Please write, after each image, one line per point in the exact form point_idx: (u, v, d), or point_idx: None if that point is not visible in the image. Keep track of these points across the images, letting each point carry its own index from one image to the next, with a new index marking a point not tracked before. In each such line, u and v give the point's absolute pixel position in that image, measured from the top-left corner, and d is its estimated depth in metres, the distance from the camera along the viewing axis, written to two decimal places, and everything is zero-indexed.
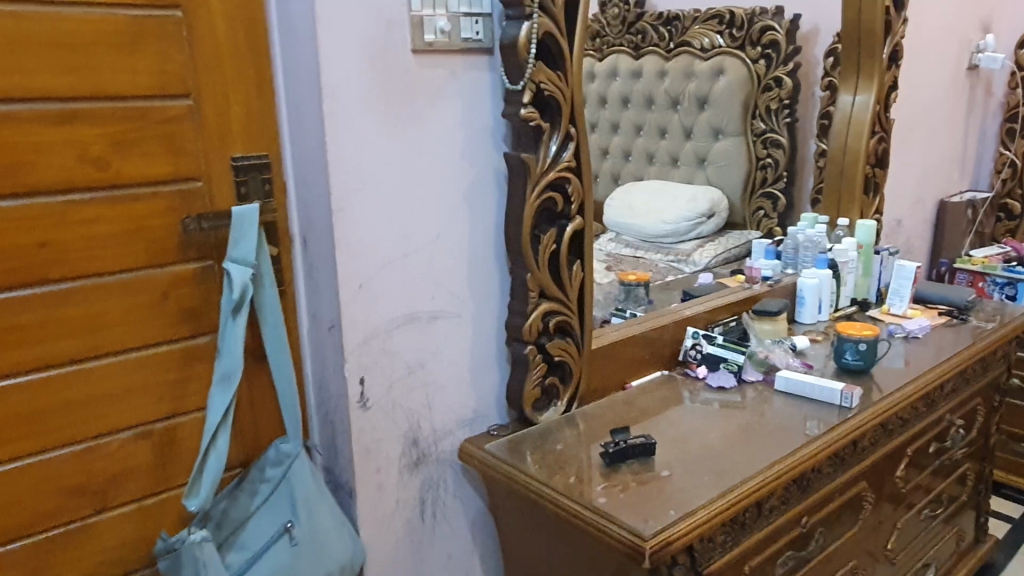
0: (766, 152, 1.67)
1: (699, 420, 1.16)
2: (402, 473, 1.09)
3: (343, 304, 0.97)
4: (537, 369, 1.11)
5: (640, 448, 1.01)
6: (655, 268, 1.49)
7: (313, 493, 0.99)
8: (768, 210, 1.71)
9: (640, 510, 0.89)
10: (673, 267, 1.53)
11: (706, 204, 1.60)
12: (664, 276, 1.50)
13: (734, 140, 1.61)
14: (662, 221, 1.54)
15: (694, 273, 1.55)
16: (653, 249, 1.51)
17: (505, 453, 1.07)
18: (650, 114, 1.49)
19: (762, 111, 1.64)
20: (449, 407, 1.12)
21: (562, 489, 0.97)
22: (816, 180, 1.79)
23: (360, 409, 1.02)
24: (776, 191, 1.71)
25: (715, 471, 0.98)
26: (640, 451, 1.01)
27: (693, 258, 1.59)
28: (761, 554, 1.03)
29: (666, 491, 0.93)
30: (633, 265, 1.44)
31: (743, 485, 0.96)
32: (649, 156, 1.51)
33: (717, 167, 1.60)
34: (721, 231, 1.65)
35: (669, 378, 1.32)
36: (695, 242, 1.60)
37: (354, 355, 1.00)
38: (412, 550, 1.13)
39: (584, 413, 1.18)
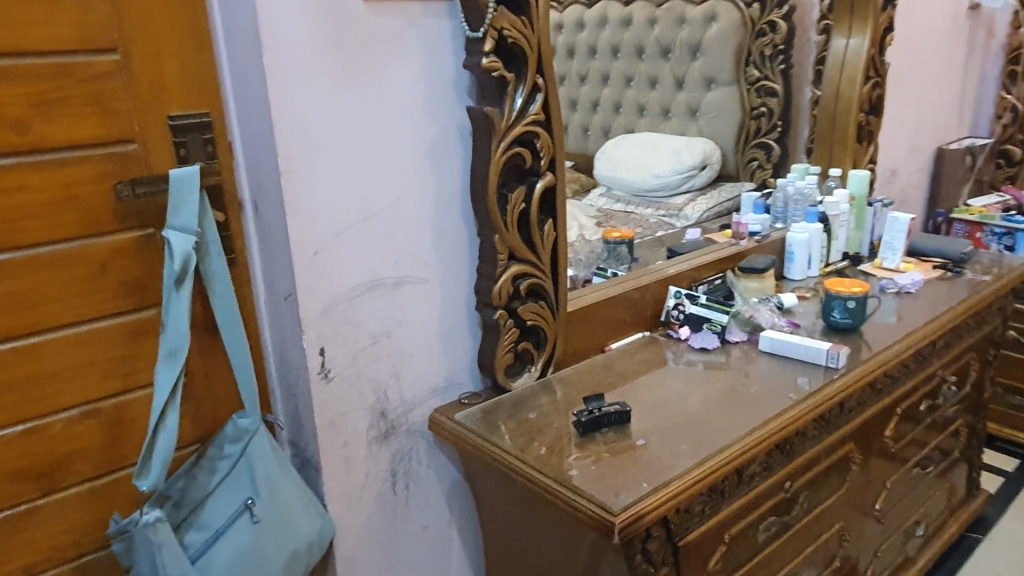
0: (760, 101, 1.62)
1: (680, 384, 1.12)
2: (372, 445, 1.05)
3: (298, 271, 0.92)
4: (509, 334, 1.06)
5: (614, 416, 0.97)
6: (647, 222, 1.46)
7: (274, 469, 0.96)
8: (762, 161, 1.66)
9: (612, 482, 0.85)
10: (664, 221, 1.49)
11: (698, 157, 1.57)
12: (656, 231, 1.46)
13: (727, 89, 1.57)
14: (654, 174, 1.52)
15: (687, 226, 1.52)
16: (644, 203, 1.50)
17: (476, 423, 1.03)
18: (639, 65, 1.50)
19: (756, 58, 1.58)
20: (421, 376, 1.08)
21: (532, 462, 0.92)
22: (810, 130, 1.71)
23: (322, 381, 0.98)
24: (770, 141, 1.66)
25: (694, 439, 0.94)
26: (615, 419, 0.97)
27: (686, 212, 1.55)
28: (743, 522, 1.00)
29: (641, 461, 0.89)
30: (625, 221, 1.43)
31: (722, 452, 0.91)
32: (639, 108, 1.52)
33: (711, 118, 1.58)
34: (713, 184, 1.61)
35: (652, 340, 1.26)
36: (688, 195, 1.57)
37: (314, 326, 0.95)
38: (385, 523, 1.10)
39: (561, 378, 1.14)
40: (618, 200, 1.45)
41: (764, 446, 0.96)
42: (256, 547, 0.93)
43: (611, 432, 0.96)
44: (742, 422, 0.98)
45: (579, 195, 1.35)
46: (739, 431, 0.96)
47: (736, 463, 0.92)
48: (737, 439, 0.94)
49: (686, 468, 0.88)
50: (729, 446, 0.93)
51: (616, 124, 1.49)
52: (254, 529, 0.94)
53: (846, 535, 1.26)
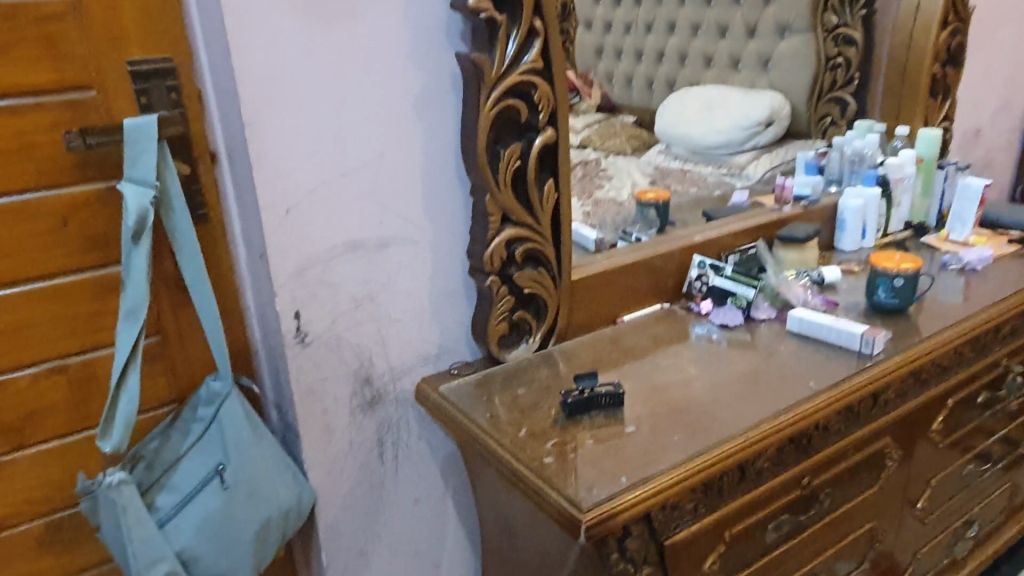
0: (837, 51, 1.45)
1: (692, 364, 1.02)
2: (355, 413, 1.01)
3: (268, 229, 0.86)
4: (504, 302, 0.99)
5: (604, 397, 0.88)
6: (704, 181, 1.39)
7: (245, 435, 0.92)
8: (836, 116, 1.51)
9: (588, 474, 0.78)
10: (723, 179, 1.40)
11: (766, 113, 1.45)
12: (713, 190, 1.37)
13: (802, 38, 1.41)
14: (715, 130, 1.43)
15: (746, 185, 1.41)
16: (704, 161, 1.42)
17: (461, 397, 0.96)
18: (709, 11, 1.39)
19: (836, 2, 1.40)
20: (409, 342, 1.02)
21: (509, 444, 0.85)
22: (887, 84, 1.52)
23: (299, 345, 0.93)
24: (846, 96, 1.50)
25: (691, 429, 0.84)
26: (606, 401, 0.89)
27: (748, 172, 1.43)
28: (748, 522, 0.90)
29: (626, 454, 0.81)
30: (681, 179, 1.36)
31: (719, 447, 0.81)
32: (706, 59, 1.42)
33: (783, 69, 1.44)
34: (781, 143, 1.47)
35: (669, 313, 1.16)
36: (752, 154, 1.46)
37: (286, 288, 0.90)
38: (372, 493, 1.06)
39: (562, 351, 1.05)
40: (677, 158, 1.38)
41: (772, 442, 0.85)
42: (225, 513, 0.91)
43: (601, 416, 0.88)
44: (750, 412, 0.88)
45: (640, 151, 1.35)
46: (745, 423, 0.85)
47: (736, 461, 0.82)
48: (740, 433, 0.84)
49: (672, 464, 0.79)
50: (727, 440, 0.82)
51: (681, 77, 1.40)
52: (223, 495, 0.91)
53: (878, 536, 1.14)
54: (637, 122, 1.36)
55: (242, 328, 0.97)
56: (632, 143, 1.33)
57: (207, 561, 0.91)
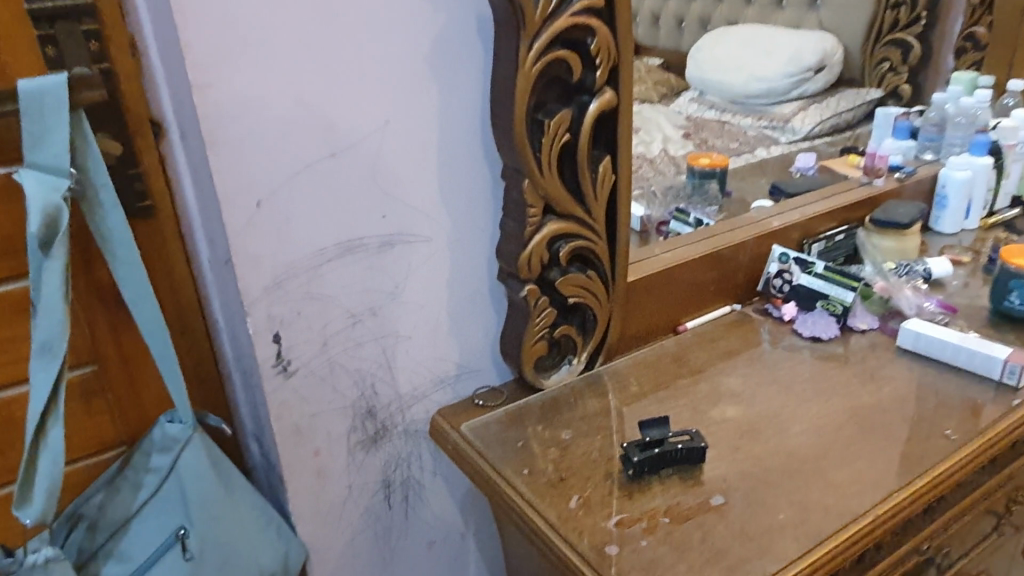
0: None
1: (782, 390, 0.79)
2: (355, 453, 0.80)
3: (233, 229, 0.64)
4: (543, 316, 0.76)
5: (676, 452, 0.67)
6: (743, 136, 1.17)
7: (214, 489, 0.72)
8: (895, 62, 1.22)
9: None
10: (765, 135, 1.19)
11: (814, 58, 1.21)
12: (754, 148, 1.16)
13: None
14: (758, 77, 1.19)
15: (793, 142, 1.19)
16: (743, 112, 1.19)
17: (488, 440, 0.74)
18: None
19: None
20: (421, 363, 0.80)
21: (556, 519, 0.63)
22: (967, 22, 1.23)
23: (281, 376, 0.71)
24: (910, 37, 1.21)
25: (801, 503, 0.63)
26: (680, 457, 0.67)
27: (793, 125, 1.21)
28: None
29: (718, 543, 0.59)
30: (717, 134, 1.15)
31: (841, 531, 0.60)
32: None
33: (835, 7, 1.19)
34: (830, 90, 1.23)
35: (742, 318, 0.94)
36: (796, 105, 1.22)
37: (260, 306, 0.68)
38: (378, 542, 0.86)
39: (612, 373, 0.84)
40: (712, 107, 1.15)
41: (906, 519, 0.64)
42: None
43: (674, 480, 0.66)
44: (873, 473, 0.67)
45: (668, 99, 1.06)
46: (874, 496, 0.64)
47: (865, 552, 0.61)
48: (868, 510, 0.62)
49: (780, 562, 0.58)
50: (850, 519, 0.61)
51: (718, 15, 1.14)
52: (186, 568, 0.71)
53: None
54: (665, 65, 1.03)
55: (207, 349, 0.75)
56: (659, 90, 1.02)
57: None
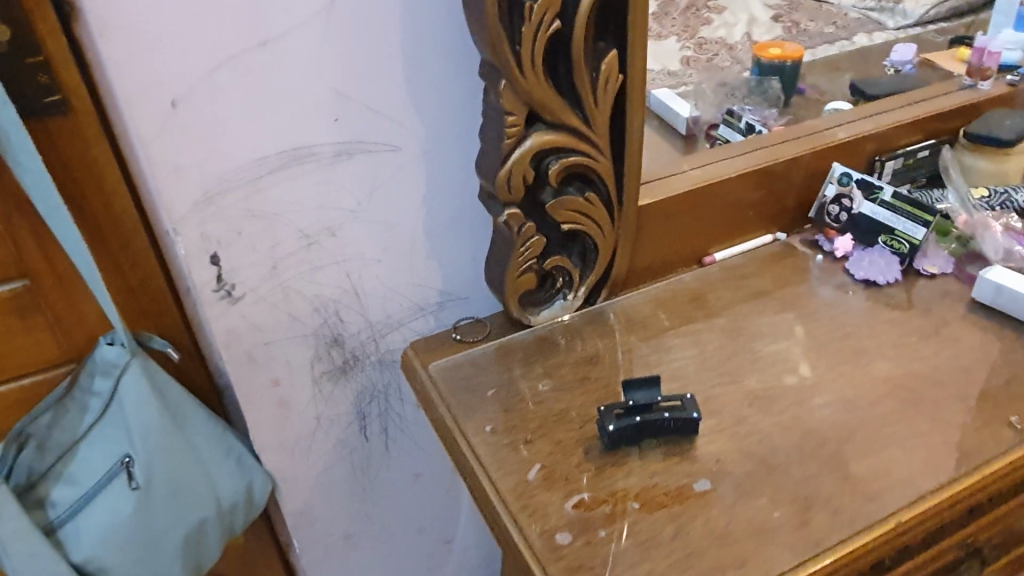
0: None
1: (815, 346, 0.66)
2: (321, 382, 0.73)
3: (147, 135, 0.54)
4: (529, 247, 0.64)
5: (661, 423, 0.56)
6: (844, 20, 0.99)
7: (157, 420, 0.66)
8: None
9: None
10: (869, 18, 1.00)
11: None
12: (856, 34, 0.98)
13: None
14: None
15: (903, 27, 1.01)
16: None
17: (456, 384, 0.65)
18: None
19: None
20: (395, 290, 0.70)
21: (509, 490, 0.55)
22: None
23: (225, 302, 0.64)
24: None
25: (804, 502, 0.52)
26: (667, 428, 0.56)
27: (904, 8, 1.03)
28: None
29: (691, 544, 0.49)
30: (813, 17, 0.96)
31: (846, 543, 0.49)
32: None
33: None
34: None
35: (785, 250, 0.79)
36: None
37: (190, 225, 0.59)
38: (355, 471, 0.81)
39: (616, 310, 0.72)
40: None
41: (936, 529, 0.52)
42: (138, 519, 0.68)
43: (656, 455, 0.56)
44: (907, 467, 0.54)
45: None
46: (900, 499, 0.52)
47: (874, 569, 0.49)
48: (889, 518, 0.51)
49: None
50: (861, 528, 0.50)
51: None
52: (133, 497, 0.67)
53: None
54: None
55: (149, 267, 0.67)
56: None
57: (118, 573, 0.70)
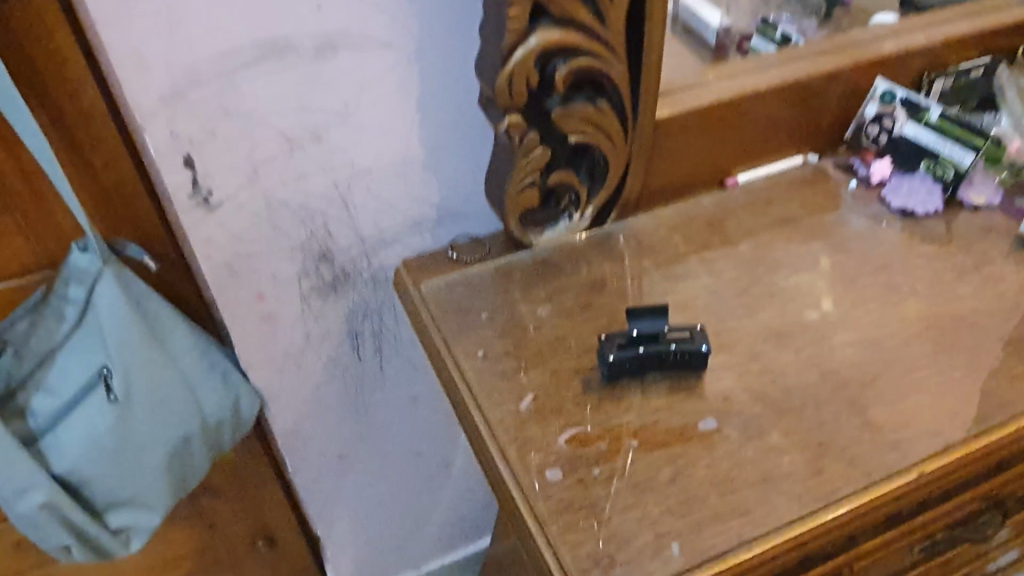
0: None
1: (841, 280, 0.61)
2: (310, 298, 0.69)
3: (103, 19, 0.48)
4: (533, 160, 0.58)
5: (665, 355, 0.51)
6: None
7: (135, 332, 0.63)
8: None
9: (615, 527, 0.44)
10: None
11: None
12: None
13: None
14: None
15: None
16: None
17: (448, 304, 0.60)
18: None
19: None
20: (388, 203, 0.65)
21: (498, 421, 0.51)
22: None
23: (203, 209, 0.59)
24: None
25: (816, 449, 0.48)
26: (671, 360, 0.52)
27: None
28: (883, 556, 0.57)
29: (690, 487, 0.46)
30: None
31: (857, 495, 0.46)
32: None
33: None
34: None
35: (815, 174, 0.72)
36: None
37: (159, 122, 0.54)
38: (348, 391, 0.78)
39: (625, 233, 0.66)
40: None
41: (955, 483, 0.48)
42: (119, 433, 0.65)
43: (659, 390, 0.51)
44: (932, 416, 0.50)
45: None
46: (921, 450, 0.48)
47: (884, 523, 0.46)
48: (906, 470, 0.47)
49: (762, 528, 0.44)
50: (874, 480, 0.46)
51: None
52: (113, 411, 0.64)
53: None
54: None
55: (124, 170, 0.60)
56: None
57: (100, 485, 0.68)
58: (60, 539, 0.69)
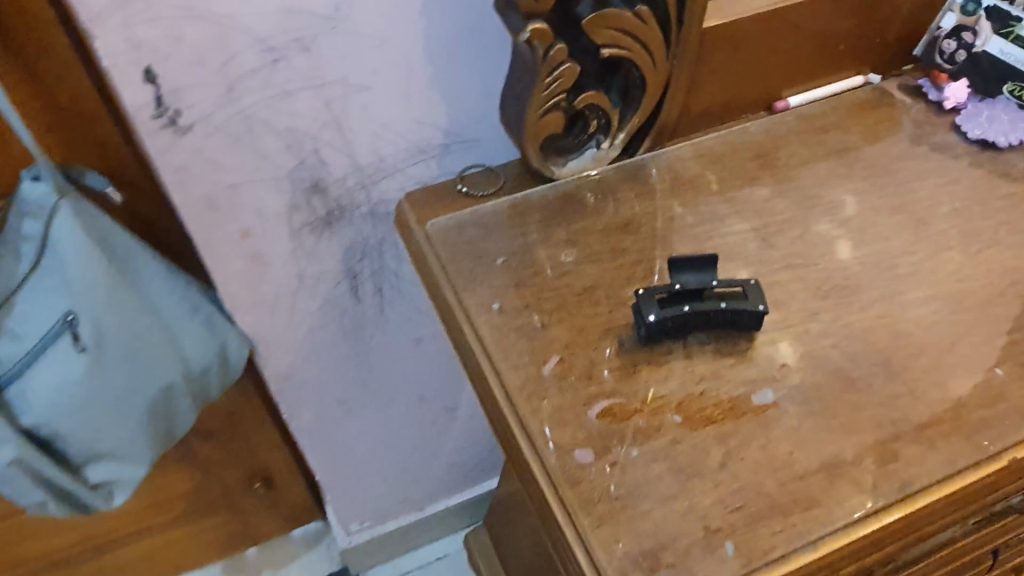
0: None
1: (913, 222, 0.52)
2: (302, 235, 0.60)
3: None
4: (559, 78, 0.49)
5: (714, 315, 0.44)
6: None
7: (102, 275, 0.55)
8: None
9: (661, 528, 0.38)
10: None
11: None
12: None
13: None
14: None
15: None
16: None
17: (458, 247, 0.52)
18: None
19: None
20: (389, 125, 0.56)
21: (517, 389, 0.44)
22: None
23: (171, 131, 0.50)
24: None
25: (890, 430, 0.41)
26: (722, 320, 0.44)
27: None
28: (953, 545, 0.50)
29: (745, 475, 0.39)
30: None
31: (941, 486, 0.39)
32: None
33: None
34: None
35: (879, 95, 0.63)
36: None
37: (111, 24, 0.44)
38: (347, 335, 0.71)
39: (659, 162, 0.57)
40: None
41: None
42: (91, 383, 0.58)
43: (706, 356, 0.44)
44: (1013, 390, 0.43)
45: None
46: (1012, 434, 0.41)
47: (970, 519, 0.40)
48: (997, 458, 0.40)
49: (830, 525, 0.38)
50: (961, 468, 0.40)
51: None
52: (82, 360, 0.57)
53: None
54: None
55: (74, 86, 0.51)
56: None
57: (76, 438, 0.61)
58: (35, 495, 0.63)
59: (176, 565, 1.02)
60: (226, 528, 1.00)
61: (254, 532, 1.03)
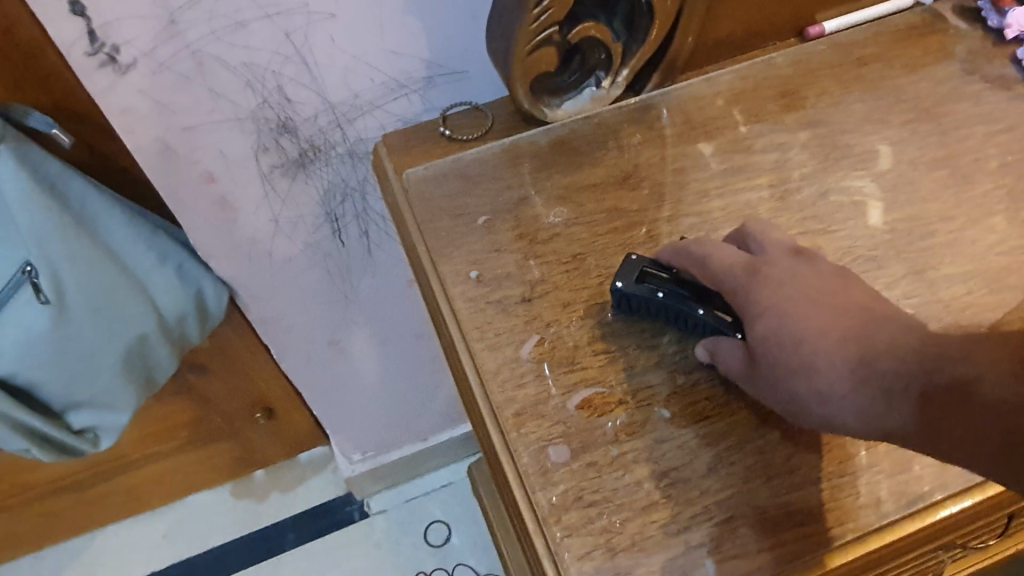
0: None
1: (955, 178, 0.46)
2: (273, 177, 0.56)
3: None
4: (550, 8, 0.42)
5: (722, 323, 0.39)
6: None
7: (54, 225, 0.50)
8: None
9: (639, 536, 0.35)
10: None
11: None
12: None
13: None
14: None
15: None
16: None
17: (435, 202, 0.46)
18: None
19: None
20: (361, 58, 0.50)
21: (492, 374, 0.40)
22: None
23: (111, 69, 0.45)
24: None
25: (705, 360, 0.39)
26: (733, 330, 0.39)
27: None
28: (973, 543, 0.47)
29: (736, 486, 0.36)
30: None
31: (954, 498, 0.36)
32: None
33: None
34: None
35: (932, 17, 0.54)
36: None
37: None
38: (331, 278, 0.67)
39: (668, 99, 0.50)
40: None
41: (848, 309, 0.36)
42: (58, 335, 0.55)
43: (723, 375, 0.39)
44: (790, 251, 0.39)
45: None
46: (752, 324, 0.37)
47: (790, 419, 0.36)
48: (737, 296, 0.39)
49: (826, 545, 0.35)
50: (980, 480, 0.37)
51: None
52: (47, 314, 0.54)
53: None
54: None
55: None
56: None
57: (53, 387, 0.59)
58: (19, 443, 0.61)
59: (186, 487, 1.04)
60: (231, 455, 1.01)
61: (260, 458, 1.03)
